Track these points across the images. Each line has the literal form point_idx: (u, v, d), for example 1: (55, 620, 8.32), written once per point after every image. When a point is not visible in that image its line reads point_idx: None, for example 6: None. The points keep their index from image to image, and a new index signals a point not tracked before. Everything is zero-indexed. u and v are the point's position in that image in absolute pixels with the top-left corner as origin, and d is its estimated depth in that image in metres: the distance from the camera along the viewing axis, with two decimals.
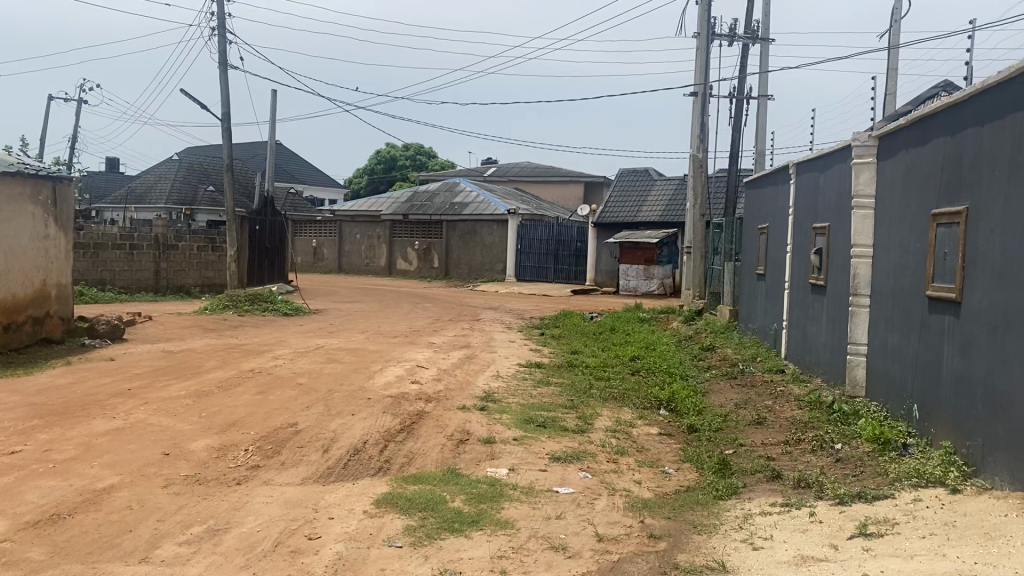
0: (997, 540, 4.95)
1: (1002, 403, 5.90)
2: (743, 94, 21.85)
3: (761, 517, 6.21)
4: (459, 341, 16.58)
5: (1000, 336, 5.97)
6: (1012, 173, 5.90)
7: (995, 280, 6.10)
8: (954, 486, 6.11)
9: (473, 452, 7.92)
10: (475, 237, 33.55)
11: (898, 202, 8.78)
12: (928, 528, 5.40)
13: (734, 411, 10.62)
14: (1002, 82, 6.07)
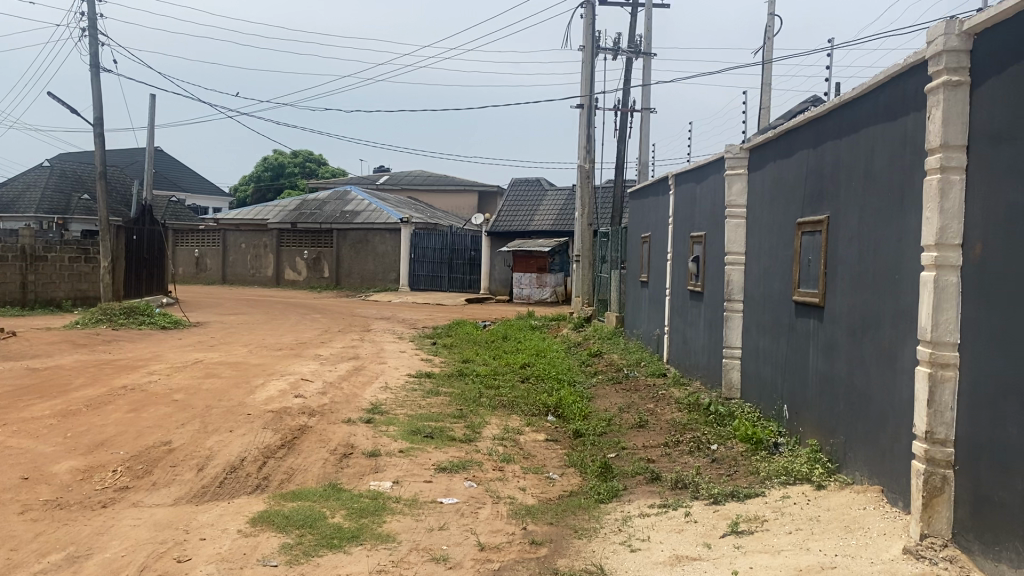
0: (856, 532, 5.22)
1: (861, 401, 6.23)
2: (626, 107, 22.43)
3: (639, 519, 6.35)
4: (347, 352, 16.32)
5: (858, 338, 6.31)
6: (866, 184, 6.26)
7: (853, 284, 6.45)
8: (819, 482, 6.43)
9: (356, 466, 7.79)
10: (367, 246, 33.10)
11: (767, 212, 9.17)
12: (794, 523, 5.64)
13: (618, 415, 10.85)
14: (857, 97, 6.44)
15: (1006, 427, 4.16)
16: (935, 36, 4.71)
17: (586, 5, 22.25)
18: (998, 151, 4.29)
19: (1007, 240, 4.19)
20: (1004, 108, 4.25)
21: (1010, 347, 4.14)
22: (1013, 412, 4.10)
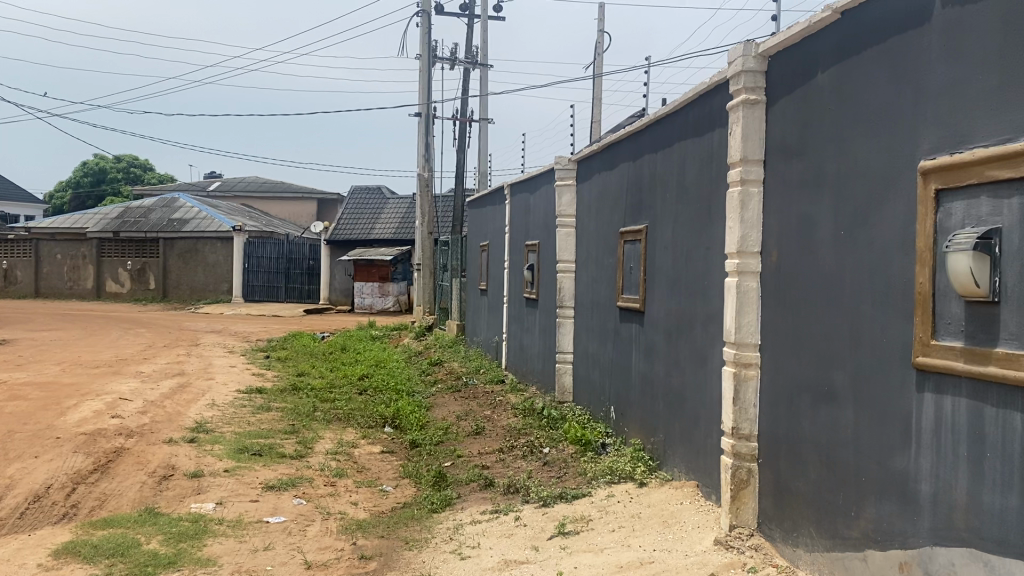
0: (672, 526, 5.49)
1: (678, 401, 6.55)
2: (464, 116, 22.63)
3: (471, 526, 6.38)
4: (172, 368, 15.49)
5: (674, 341, 6.63)
6: (679, 196, 6.60)
7: (669, 290, 6.78)
8: (641, 480, 6.73)
9: (176, 488, 7.39)
10: (195, 255, 31.40)
11: (594, 222, 9.50)
12: (617, 521, 5.86)
13: (454, 423, 10.89)
14: (670, 113, 6.79)
15: (800, 421, 4.48)
16: (735, 56, 5.02)
17: (422, 14, 22.27)
18: (790, 165, 4.63)
19: (798, 248, 4.53)
20: (795, 126, 4.59)
21: (801, 348, 4.47)
22: (806, 408, 4.42)
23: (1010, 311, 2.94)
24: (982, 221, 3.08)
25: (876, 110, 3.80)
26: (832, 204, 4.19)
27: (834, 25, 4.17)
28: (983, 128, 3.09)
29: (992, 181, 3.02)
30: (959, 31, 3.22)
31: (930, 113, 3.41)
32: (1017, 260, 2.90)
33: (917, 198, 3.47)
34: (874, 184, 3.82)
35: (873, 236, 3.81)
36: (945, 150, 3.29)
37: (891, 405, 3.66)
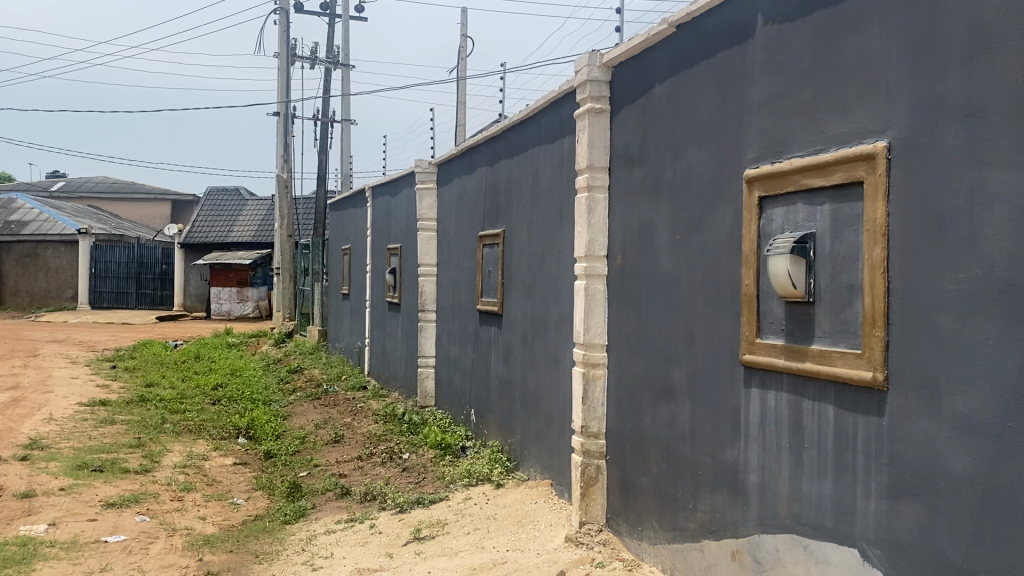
0: (526, 526, 5.58)
1: (533, 402, 6.65)
2: (325, 117, 22.20)
3: (324, 536, 6.25)
4: (5, 382, 14.41)
5: (530, 343, 6.73)
6: (533, 200, 6.71)
7: (524, 293, 6.88)
8: (498, 481, 6.80)
9: (3, 511, 6.88)
10: (36, 260, 28.91)
11: (454, 226, 9.51)
12: (472, 523, 5.89)
13: (312, 432, 10.65)
14: (524, 119, 6.89)
15: (643, 418, 4.65)
16: (581, 65, 5.14)
17: (280, 11, 21.71)
18: (632, 171, 4.80)
19: (640, 251, 4.69)
20: (636, 133, 4.75)
21: (644, 348, 4.64)
22: (648, 405, 4.59)
23: (823, 310, 3.14)
24: (799, 227, 3.28)
25: (708, 120, 3.99)
26: (669, 210, 4.37)
27: (671, 37, 4.33)
28: (799, 139, 3.29)
29: (808, 189, 3.22)
30: (779, 47, 3.41)
31: (755, 124, 3.61)
32: (829, 262, 3.11)
33: (743, 204, 3.66)
34: (706, 190, 4.01)
35: (705, 240, 4.00)
36: (768, 159, 3.50)
37: (722, 401, 3.86)
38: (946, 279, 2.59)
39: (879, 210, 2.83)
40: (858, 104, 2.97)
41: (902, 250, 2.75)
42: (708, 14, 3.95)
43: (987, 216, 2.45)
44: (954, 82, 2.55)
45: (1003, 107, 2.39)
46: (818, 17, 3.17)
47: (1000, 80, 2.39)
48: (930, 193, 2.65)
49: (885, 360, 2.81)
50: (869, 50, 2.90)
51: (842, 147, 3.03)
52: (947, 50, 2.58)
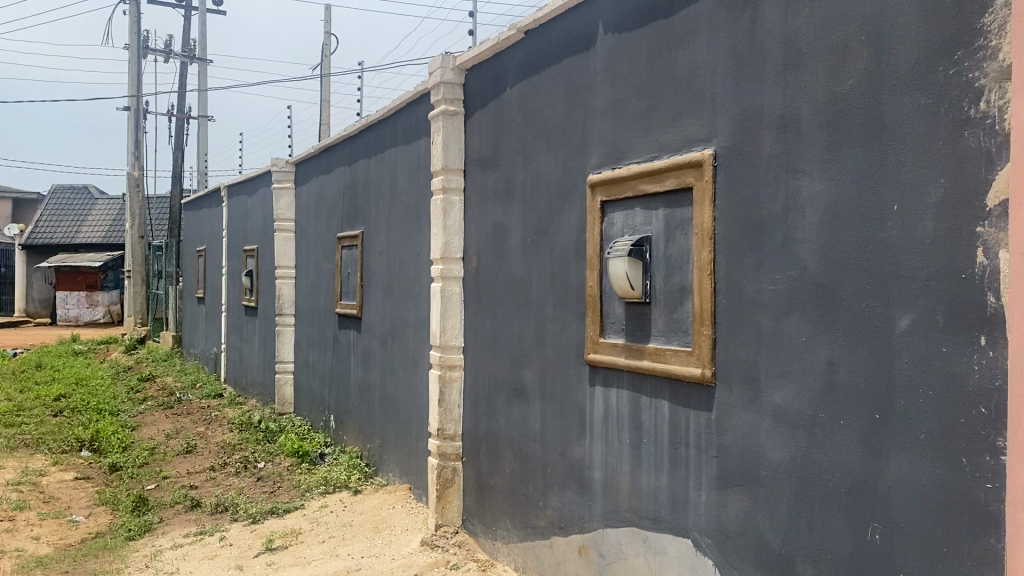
0: (383, 531, 5.52)
1: (391, 405, 6.58)
2: (180, 113, 21.28)
3: (170, 551, 5.98)
4: None
5: (388, 346, 6.65)
6: (390, 202, 6.64)
7: (383, 295, 6.81)
8: (355, 488, 6.71)
9: None
10: None
11: (312, 228, 9.30)
12: (327, 531, 5.79)
13: (163, 443, 10.17)
14: (382, 119, 6.81)
15: (497, 419, 4.69)
16: (435, 67, 5.12)
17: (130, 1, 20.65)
18: (485, 174, 4.83)
19: (493, 253, 4.73)
20: (488, 137, 4.79)
21: (497, 348, 4.67)
22: (502, 406, 4.63)
23: (659, 310, 3.27)
24: (637, 230, 3.40)
25: (554, 125, 4.07)
26: (520, 213, 4.42)
27: (519, 43, 4.40)
28: (638, 146, 3.41)
29: (644, 194, 3.34)
30: (618, 56, 3.53)
31: (597, 130, 3.71)
32: (664, 265, 3.24)
33: (587, 209, 3.75)
34: (554, 194, 4.08)
35: (553, 243, 4.08)
36: (609, 164, 3.60)
37: (570, 400, 3.94)
38: (766, 280, 2.74)
39: (707, 215, 2.97)
40: (689, 113, 3.10)
41: (727, 253, 2.90)
42: (554, 22, 4.04)
43: (799, 220, 2.61)
44: (770, 95, 2.71)
45: (812, 118, 2.54)
46: (651, 28, 3.30)
47: (810, 94, 2.55)
48: (751, 199, 2.80)
49: (712, 357, 2.95)
50: (697, 61, 3.04)
51: (674, 155, 3.16)
52: (764, 64, 2.73)
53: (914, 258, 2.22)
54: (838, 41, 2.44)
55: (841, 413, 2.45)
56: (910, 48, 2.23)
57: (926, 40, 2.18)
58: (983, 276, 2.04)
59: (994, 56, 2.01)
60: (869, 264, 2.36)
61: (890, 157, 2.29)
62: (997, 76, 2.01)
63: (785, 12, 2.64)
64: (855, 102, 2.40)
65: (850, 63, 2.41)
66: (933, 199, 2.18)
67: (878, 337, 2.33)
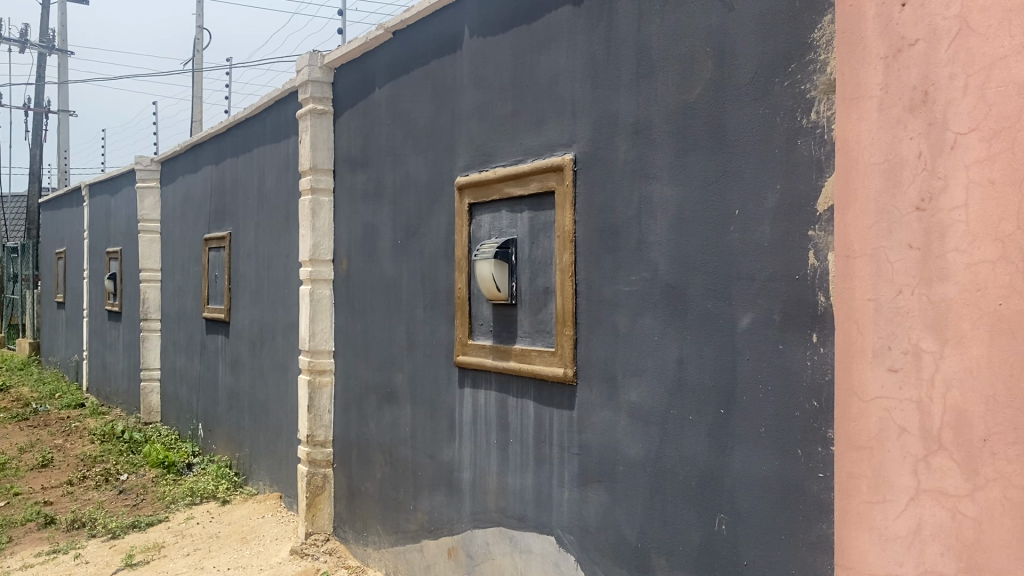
0: (251, 542, 5.37)
1: (261, 411, 6.41)
2: (37, 106, 20.03)
3: (20, 572, 5.61)
4: None
5: (258, 351, 6.47)
6: (258, 202, 6.47)
7: (252, 299, 6.62)
8: (224, 498, 6.50)
9: None
10: None
11: (179, 229, 8.95)
12: (193, 544, 5.57)
13: (15, 457, 9.55)
14: (250, 118, 6.62)
15: (367, 423, 4.64)
16: (302, 66, 5.03)
17: None
18: (354, 175, 4.77)
19: (362, 256, 4.68)
20: (357, 137, 4.73)
21: (367, 352, 4.62)
22: (372, 410, 4.58)
23: (525, 311, 3.31)
24: (503, 232, 3.43)
25: (422, 127, 4.06)
26: (389, 215, 4.39)
27: (388, 43, 4.37)
28: (502, 149, 3.44)
29: (509, 197, 3.37)
30: (483, 60, 3.55)
31: (463, 133, 3.72)
32: (529, 267, 3.28)
33: (455, 211, 3.76)
34: (422, 196, 4.07)
35: (422, 244, 4.07)
36: (475, 167, 3.62)
37: (439, 402, 3.94)
38: (622, 282, 2.81)
39: (568, 218, 3.03)
40: (551, 118, 3.15)
41: (587, 256, 2.96)
42: (421, 23, 4.03)
43: (651, 224, 2.69)
44: (625, 102, 2.79)
45: (663, 125, 2.64)
46: (514, 33, 3.34)
47: (661, 102, 2.64)
48: (609, 203, 2.87)
49: (574, 356, 3.01)
50: (558, 67, 3.10)
51: (537, 158, 3.21)
52: (619, 71, 2.81)
53: (753, 260, 2.34)
54: (686, 51, 2.54)
55: (690, 409, 2.54)
56: (749, 60, 2.34)
57: (763, 53, 2.30)
58: (813, 277, 2.17)
59: (823, 69, 2.14)
60: (714, 266, 2.46)
61: (732, 164, 2.40)
62: (826, 89, 2.14)
63: (637, 21, 2.72)
64: (700, 110, 2.50)
65: (697, 72, 2.51)
66: (770, 204, 2.29)
67: (723, 335, 2.43)
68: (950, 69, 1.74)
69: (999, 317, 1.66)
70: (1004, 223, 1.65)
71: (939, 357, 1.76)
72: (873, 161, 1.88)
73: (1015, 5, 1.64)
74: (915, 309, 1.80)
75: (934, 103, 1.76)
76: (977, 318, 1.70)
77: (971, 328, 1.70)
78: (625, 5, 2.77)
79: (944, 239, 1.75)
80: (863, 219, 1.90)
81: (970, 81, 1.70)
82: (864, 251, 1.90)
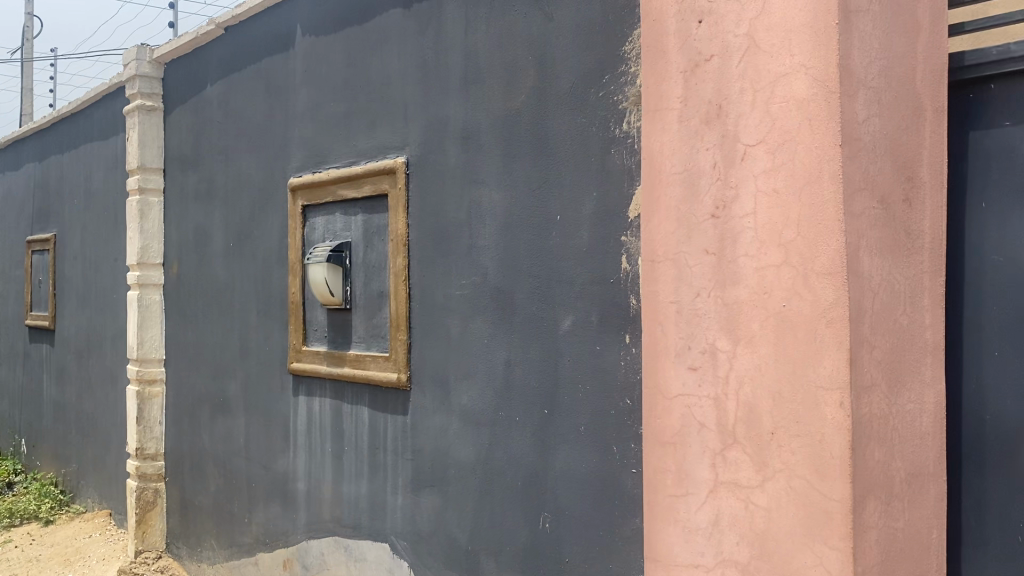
0: (76, 564, 5.04)
1: (88, 424, 6.03)
2: None
3: None
4: None
5: (85, 361, 6.09)
6: (85, 203, 6.09)
7: (78, 305, 6.22)
8: (47, 518, 6.07)
9: None
10: None
11: None
12: (9, 570, 5.17)
13: None
14: (77, 113, 6.23)
15: (200, 434, 4.45)
16: (129, 60, 4.78)
17: None
18: (185, 175, 4.57)
19: (194, 259, 4.49)
20: (189, 135, 4.54)
21: (200, 360, 4.43)
22: (205, 420, 4.40)
23: (359, 316, 3.26)
24: (337, 235, 3.37)
25: (255, 127, 3.94)
26: (222, 217, 4.23)
27: (220, 38, 4.21)
28: (335, 151, 3.38)
29: (341, 200, 3.33)
30: (316, 59, 3.49)
31: (296, 134, 3.64)
32: (362, 270, 3.24)
33: (288, 213, 3.67)
34: (255, 197, 3.95)
35: (256, 247, 3.95)
36: (309, 168, 3.55)
37: (273, 410, 3.83)
38: (452, 286, 2.82)
39: (400, 222, 3.01)
40: (382, 121, 3.13)
41: (419, 259, 2.96)
42: (255, 19, 3.91)
43: (480, 228, 2.72)
44: (454, 107, 2.80)
45: (489, 130, 2.67)
46: (347, 33, 3.29)
47: (487, 108, 2.67)
48: (439, 207, 2.87)
49: (407, 361, 3.00)
50: (389, 69, 3.08)
51: (370, 161, 3.18)
52: (448, 76, 2.82)
53: (572, 264, 2.40)
54: (511, 59, 2.58)
55: (516, 410, 2.58)
56: (567, 69, 2.41)
57: (580, 63, 2.37)
58: (626, 280, 2.25)
59: (633, 81, 2.22)
60: (538, 270, 2.51)
61: (554, 171, 2.46)
62: (636, 100, 2.22)
63: (465, 27, 2.75)
64: (524, 117, 2.55)
65: (520, 80, 2.56)
66: (588, 209, 2.36)
67: (546, 337, 2.49)
68: (740, 85, 1.84)
69: (783, 318, 1.77)
70: (787, 229, 1.76)
71: (732, 356, 1.87)
72: (674, 171, 2.00)
73: (794, 25, 1.74)
74: (711, 310, 1.91)
75: (726, 117, 1.87)
76: (764, 318, 1.80)
77: (759, 328, 1.81)
78: (453, 9, 2.79)
79: (736, 245, 1.85)
80: (667, 225, 2.01)
81: (757, 96, 1.81)
82: (667, 256, 2.02)
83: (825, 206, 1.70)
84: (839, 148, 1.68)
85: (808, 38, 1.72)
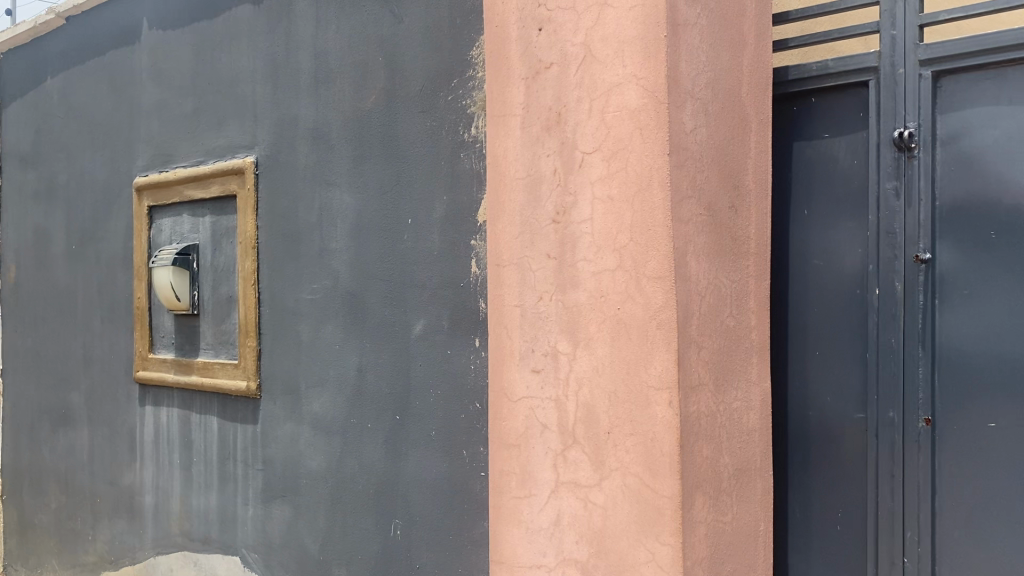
0: None
1: None
2: None
3: None
4: None
5: None
6: None
7: None
8: None
9: None
10: None
11: None
12: None
13: None
14: None
15: (40, 447, 4.19)
16: None
17: None
18: (23, 172, 4.29)
19: (33, 262, 4.22)
20: (27, 130, 4.27)
21: (40, 369, 4.17)
22: (46, 434, 4.14)
23: (207, 321, 3.15)
24: (184, 238, 3.24)
25: (98, 123, 3.75)
26: (63, 217, 4.00)
27: (61, 28, 3.99)
28: (182, 150, 3.25)
29: (189, 200, 3.20)
30: (162, 54, 3.35)
31: (142, 131, 3.48)
32: (211, 274, 3.13)
33: (133, 214, 3.50)
34: (99, 197, 3.75)
35: (99, 250, 3.75)
36: (155, 168, 3.40)
37: (118, 421, 3.64)
38: (303, 290, 2.76)
39: (250, 224, 2.92)
40: (231, 120, 3.03)
41: (269, 262, 2.88)
42: (99, 10, 3.72)
43: (331, 231, 2.67)
44: (304, 107, 2.75)
45: (340, 131, 2.63)
46: (195, 28, 3.18)
47: (337, 109, 2.63)
48: (290, 209, 2.81)
49: (258, 368, 2.91)
50: (238, 66, 2.99)
51: (219, 160, 3.07)
52: (298, 75, 2.76)
53: (423, 268, 2.40)
54: (360, 60, 2.55)
55: (368, 417, 2.55)
56: (416, 72, 2.40)
57: (430, 65, 2.36)
58: (475, 284, 2.26)
59: (480, 86, 2.23)
60: (389, 273, 2.49)
61: (405, 174, 2.44)
62: (483, 105, 2.23)
63: (315, 25, 2.70)
64: (374, 118, 2.52)
65: (370, 81, 2.53)
66: (438, 213, 2.36)
67: (397, 341, 2.47)
68: (577, 93, 1.88)
69: (619, 321, 1.81)
70: (620, 235, 1.81)
71: (571, 358, 1.90)
72: (517, 176, 2.02)
73: (626, 36, 1.79)
74: (552, 313, 1.94)
75: (565, 124, 1.91)
76: (601, 321, 1.84)
77: (596, 331, 1.85)
78: (302, 7, 2.74)
79: (574, 250, 1.89)
80: (510, 231, 2.03)
81: (593, 105, 1.85)
82: (511, 260, 2.04)
83: (654, 213, 1.75)
84: (667, 157, 1.74)
85: (639, 49, 1.77)
